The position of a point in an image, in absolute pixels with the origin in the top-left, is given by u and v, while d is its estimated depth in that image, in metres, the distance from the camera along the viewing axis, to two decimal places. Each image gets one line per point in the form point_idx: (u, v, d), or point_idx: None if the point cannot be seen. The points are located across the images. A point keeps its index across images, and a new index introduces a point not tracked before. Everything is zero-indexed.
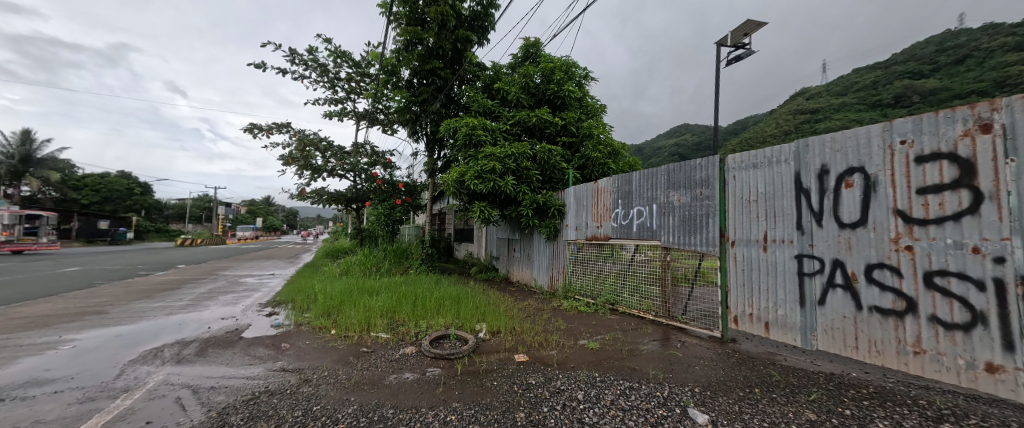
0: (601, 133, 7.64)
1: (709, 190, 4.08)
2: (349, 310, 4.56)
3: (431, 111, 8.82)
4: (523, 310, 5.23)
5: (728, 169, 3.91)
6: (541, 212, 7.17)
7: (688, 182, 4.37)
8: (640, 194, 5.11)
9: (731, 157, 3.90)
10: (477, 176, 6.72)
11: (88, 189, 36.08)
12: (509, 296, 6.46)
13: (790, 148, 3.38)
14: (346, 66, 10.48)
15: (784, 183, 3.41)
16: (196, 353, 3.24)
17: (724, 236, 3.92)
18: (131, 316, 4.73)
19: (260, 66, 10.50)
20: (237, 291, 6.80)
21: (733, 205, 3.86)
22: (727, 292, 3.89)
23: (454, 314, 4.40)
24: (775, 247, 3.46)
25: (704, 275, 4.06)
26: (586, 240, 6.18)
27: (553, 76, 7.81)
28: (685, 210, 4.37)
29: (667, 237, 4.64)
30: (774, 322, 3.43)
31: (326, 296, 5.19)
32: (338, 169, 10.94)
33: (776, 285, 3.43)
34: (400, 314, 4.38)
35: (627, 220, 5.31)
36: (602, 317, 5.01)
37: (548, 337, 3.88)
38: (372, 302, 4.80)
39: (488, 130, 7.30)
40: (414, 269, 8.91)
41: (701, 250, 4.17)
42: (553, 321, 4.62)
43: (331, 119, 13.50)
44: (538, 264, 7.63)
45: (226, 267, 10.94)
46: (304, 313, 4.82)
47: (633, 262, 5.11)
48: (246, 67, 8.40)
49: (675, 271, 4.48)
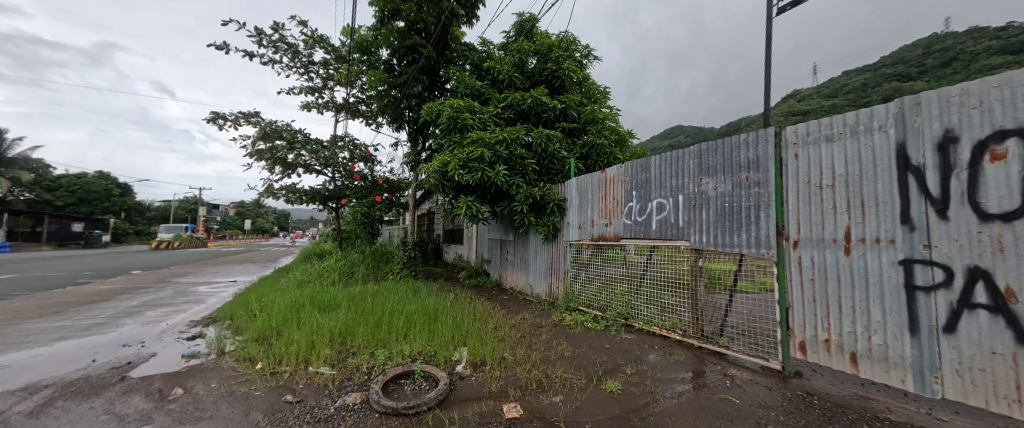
0: (605, 118, 6.68)
1: (759, 173, 3.13)
2: (292, 331, 3.51)
3: (411, 94, 7.73)
4: (516, 327, 4.24)
5: (788, 146, 2.96)
6: (538, 209, 6.20)
7: (728, 165, 3.40)
8: (662, 183, 4.12)
9: (791, 128, 2.95)
10: (463, 166, 5.71)
11: (63, 189, 34.29)
12: (501, 307, 5.46)
13: (887, 111, 2.42)
14: (320, 49, 9.40)
15: (878, 159, 2.45)
16: (25, 414, 2.17)
17: (784, 235, 2.97)
18: (8, 341, 3.64)
19: (222, 47, 9.37)
20: (179, 303, 5.72)
21: (796, 193, 2.90)
22: (788, 310, 2.91)
23: (426, 337, 3.39)
24: (864, 249, 2.49)
25: (751, 283, 3.11)
26: (591, 241, 5.21)
27: (551, 54, 6.83)
28: (725, 202, 3.40)
29: (698, 237, 3.66)
30: (867, 354, 2.45)
31: (269, 312, 4.11)
32: (312, 163, 9.86)
33: (868, 302, 2.46)
34: (356, 338, 3.33)
35: (643, 216, 4.31)
36: (615, 336, 4.01)
37: (548, 373, 2.87)
38: (324, 319, 3.75)
39: (477, 113, 6.31)
40: (394, 276, 7.84)
41: (747, 253, 3.21)
42: (554, 344, 3.61)
43: (308, 110, 12.42)
44: (535, 268, 6.64)
45: (186, 273, 9.79)
46: (235, 336, 3.73)
47: (652, 267, 4.12)
48: (205, 48, 7.25)
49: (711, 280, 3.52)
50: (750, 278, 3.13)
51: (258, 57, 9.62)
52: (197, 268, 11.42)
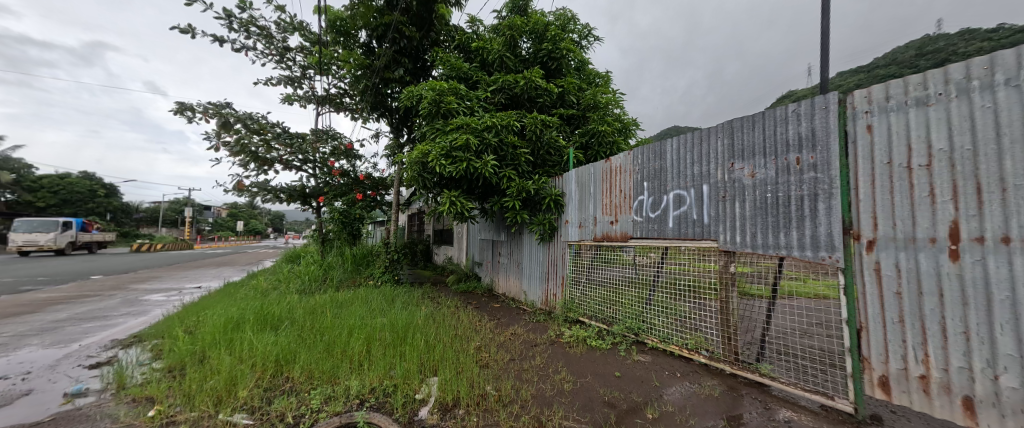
0: (607, 103, 5.96)
1: (816, 153, 2.42)
2: (219, 356, 2.76)
3: (392, 79, 6.98)
4: (504, 347, 3.50)
5: (856, 116, 2.26)
6: (532, 205, 5.48)
7: (770, 144, 2.69)
8: (681, 171, 3.40)
9: (861, 92, 2.24)
10: (445, 155, 4.99)
11: (44, 189, 33.09)
12: (490, 319, 4.73)
13: (1019, 56, 1.68)
14: (295, 33, 8.62)
15: (1005, 127, 1.71)
16: None
17: (852, 233, 2.24)
18: None
19: (188, 31, 8.56)
20: (116, 315, 4.94)
21: (871, 178, 2.18)
22: (858, 332, 2.20)
23: (386, 365, 2.64)
24: (982, 253, 1.76)
25: (795, 283, 2.51)
26: (594, 241, 4.49)
27: (547, 33, 6.11)
28: (766, 191, 2.69)
29: (731, 236, 2.93)
30: (992, 401, 1.72)
31: (203, 330, 3.36)
32: (289, 158, 9.07)
33: (991, 328, 1.73)
34: (295, 367, 2.58)
35: (657, 211, 3.59)
36: (625, 359, 3.26)
37: (540, 420, 2.13)
38: (265, 338, 3.01)
39: (462, 97, 5.57)
40: (374, 282, 7.08)
41: (800, 257, 2.49)
42: (549, 372, 2.87)
43: (289, 103, 11.64)
44: (529, 273, 5.90)
45: (150, 278, 8.96)
46: (150, 363, 2.98)
47: (669, 273, 3.39)
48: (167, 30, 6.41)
49: (750, 289, 2.80)
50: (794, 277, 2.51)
51: (229, 42, 8.84)
52: (168, 272, 10.58)
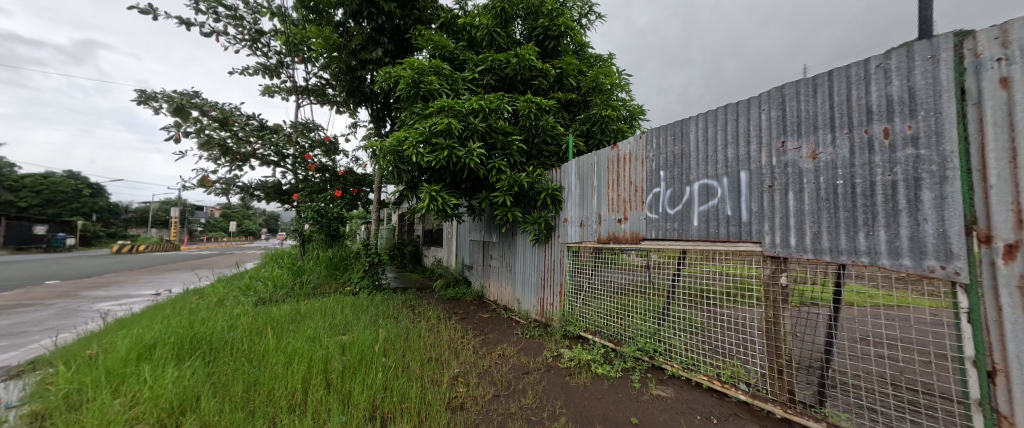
0: (610, 85, 5.29)
1: (913, 122, 1.71)
2: (96, 400, 2.04)
3: (370, 61, 6.23)
4: (487, 376, 2.81)
5: (981, 66, 1.54)
6: (525, 202, 4.78)
7: (838, 113, 1.99)
8: (710, 156, 2.70)
9: (990, 31, 1.52)
10: (424, 142, 4.29)
11: (26, 189, 32.03)
12: (476, 334, 4.04)
13: None
14: (268, 15, 7.88)
15: None
16: None
17: (978, 233, 1.52)
18: None
19: (148, 11, 7.78)
20: (33, 331, 4.18)
21: (1010, 153, 1.44)
22: (990, 377, 1.50)
23: (320, 417, 1.95)
24: None
25: (867, 293, 1.91)
26: (597, 243, 3.81)
27: (542, 7, 5.40)
28: (834, 177, 1.99)
29: (780, 237, 2.23)
30: None
31: (102, 356, 2.64)
32: (263, 152, 8.32)
33: None
34: (191, 419, 1.87)
35: (678, 206, 2.91)
36: (641, 395, 2.54)
37: None
38: (170, 371, 2.29)
39: (445, 77, 4.86)
40: (351, 288, 6.35)
41: (890, 268, 1.78)
42: (542, 419, 2.17)
43: (268, 95, 10.87)
44: (523, 278, 5.21)
45: (109, 284, 8.16)
46: (13, 403, 2.25)
47: (695, 282, 2.71)
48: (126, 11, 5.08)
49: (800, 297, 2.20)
50: (864, 286, 1.91)
51: (195, 25, 8.07)
52: (134, 276, 9.77)
